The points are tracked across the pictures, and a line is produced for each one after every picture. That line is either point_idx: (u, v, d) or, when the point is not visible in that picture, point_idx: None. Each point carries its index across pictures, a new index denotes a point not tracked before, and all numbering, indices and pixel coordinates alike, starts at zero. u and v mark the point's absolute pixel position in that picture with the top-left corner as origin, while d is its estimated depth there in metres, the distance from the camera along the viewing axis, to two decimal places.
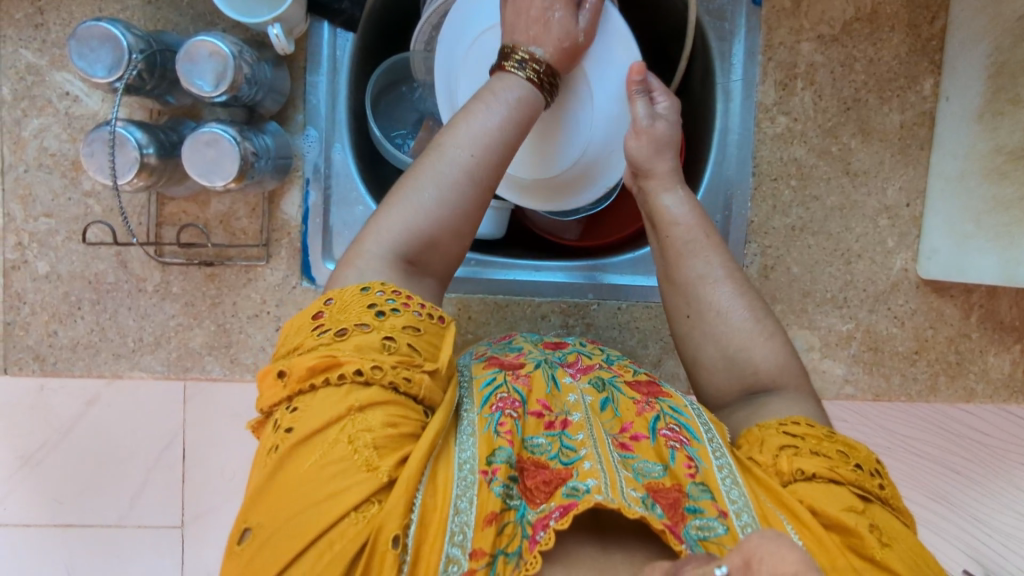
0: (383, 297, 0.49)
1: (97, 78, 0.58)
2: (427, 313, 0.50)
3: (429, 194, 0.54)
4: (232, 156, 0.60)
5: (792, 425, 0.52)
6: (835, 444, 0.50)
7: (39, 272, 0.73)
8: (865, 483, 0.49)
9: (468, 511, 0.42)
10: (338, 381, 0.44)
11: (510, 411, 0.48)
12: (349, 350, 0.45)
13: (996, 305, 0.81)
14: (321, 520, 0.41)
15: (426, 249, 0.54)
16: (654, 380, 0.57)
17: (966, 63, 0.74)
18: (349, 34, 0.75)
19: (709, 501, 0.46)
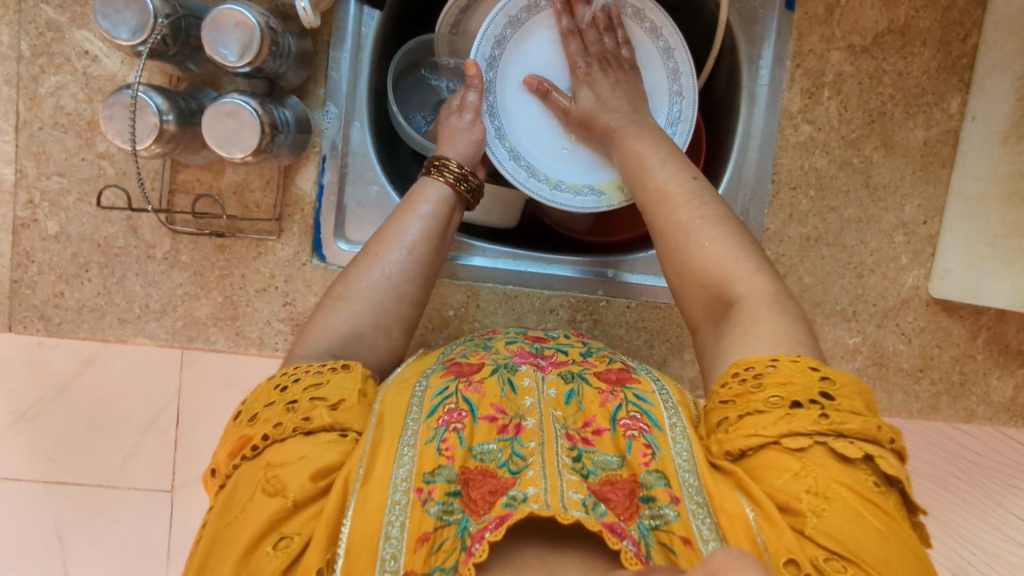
0: (289, 374, 0.52)
1: (121, 40, 0.57)
2: (330, 366, 0.52)
3: (343, 302, 0.58)
4: (252, 128, 0.60)
5: (728, 386, 0.51)
6: (765, 394, 0.49)
7: (49, 232, 0.72)
8: (802, 426, 0.47)
9: (400, 537, 0.42)
10: (252, 451, 0.48)
11: (454, 425, 0.49)
12: (258, 424, 0.49)
13: (1005, 328, 0.81)
14: (243, 554, 0.43)
15: (355, 343, 0.57)
16: (626, 367, 0.57)
17: (996, 83, 0.74)
18: (375, 12, 0.75)
19: (662, 488, 0.46)
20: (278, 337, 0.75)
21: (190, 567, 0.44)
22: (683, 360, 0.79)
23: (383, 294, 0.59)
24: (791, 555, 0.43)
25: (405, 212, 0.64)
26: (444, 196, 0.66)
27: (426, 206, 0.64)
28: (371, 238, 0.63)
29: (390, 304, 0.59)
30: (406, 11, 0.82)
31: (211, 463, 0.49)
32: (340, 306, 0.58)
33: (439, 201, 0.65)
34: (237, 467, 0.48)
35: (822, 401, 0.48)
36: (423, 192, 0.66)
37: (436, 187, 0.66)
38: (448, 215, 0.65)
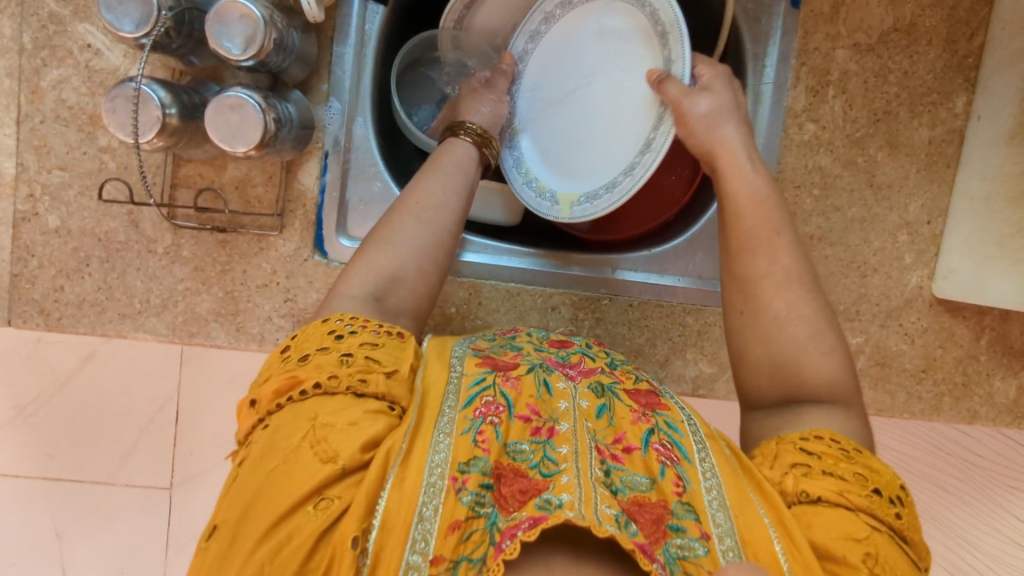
0: (343, 323, 0.52)
1: (124, 32, 0.56)
2: (385, 331, 0.52)
3: (386, 244, 0.58)
4: (255, 122, 0.59)
5: (811, 441, 0.52)
6: (853, 467, 0.50)
7: (49, 226, 0.72)
8: (880, 512, 0.48)
9: (432, 520, 0.42)
10: (300, 395, 0.47)
11: (492, 419, 0.49)
12: (310, 369, 0.48)
13: (1008, 329, 0.81)
14: (282, 509, 0.42)
15: (393, 286, 0.57)
16: (654, 390, 0.57)
17: (1002, 83, 0.73)
18: (379, 7, 0.74)
19: (692, 522, 0.46)
20: (279, 333, 0.75)
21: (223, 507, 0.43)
22: (686, 359, 0.79)
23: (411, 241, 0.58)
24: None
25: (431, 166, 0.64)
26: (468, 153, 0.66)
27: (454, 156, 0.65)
28: (398, 193, 0.62)
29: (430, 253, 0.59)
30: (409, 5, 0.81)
31: (251, 394, 0.48)
32: (385, 249, 0.58)
33: (466, 154, 0.66)
34: (283, 407, 0.47)
35: (899, 504, 0.49)
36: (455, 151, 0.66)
37: (465, 147, 0.66)
38: (472, 169, 0.66)
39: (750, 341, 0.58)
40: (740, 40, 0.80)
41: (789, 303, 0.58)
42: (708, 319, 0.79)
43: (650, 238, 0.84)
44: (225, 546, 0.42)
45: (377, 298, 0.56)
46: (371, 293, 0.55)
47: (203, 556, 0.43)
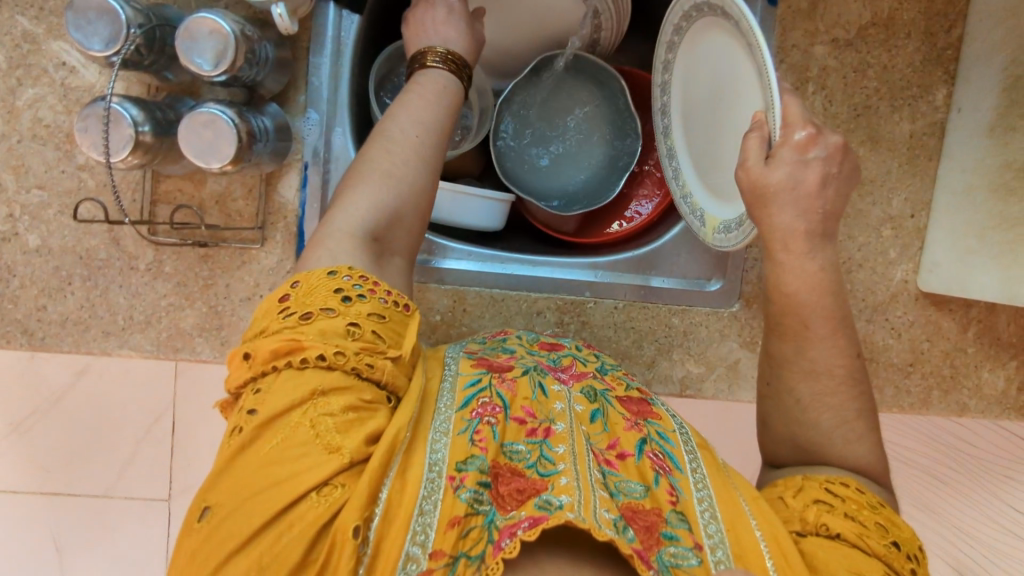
0: (350, 282, 0.47)
1: (93, 52, 0.56)
2: (393, 301, 0.49)
3: (384, 183, 0.54)
4: (229, 137, 0.59)
5: (837, 485, 0.51)
6: (876, 516, 0.49)
7: (30, 245, 0.72)
8: (896, 563, 0.47)
9: (431, 513, 0.42)
10: (301, 364, 0.44)
11: (488, 419, 0.48)
12: (312, 334, 0.45)
13: (995, 320, 0.81)
14: (284, 496, 0.40)
15: (392, 227, 0.54)
16: (645, 398, 0.57)
17: (981, 74, 0.73)
18: (354, 16, 0.74)
19: (686, 531, 0.47)
20: None
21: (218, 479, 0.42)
22: (673, 360, 0.79)
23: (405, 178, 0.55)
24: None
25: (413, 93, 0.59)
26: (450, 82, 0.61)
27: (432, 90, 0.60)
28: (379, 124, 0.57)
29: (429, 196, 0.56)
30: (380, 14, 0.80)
31: (247, 348, 0.45)
32: (383, 187, 0.54)
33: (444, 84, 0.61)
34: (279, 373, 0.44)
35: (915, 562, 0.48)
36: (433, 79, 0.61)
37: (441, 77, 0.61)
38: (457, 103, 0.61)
39: (788, 386, 0.56)
40: None
41: (832, 360, 0.55)
42: (694, 319, 0.79)
43: (635, 240, 0.83)
44: (218, 521, 0.40)
45: (377, 239, 0.53)
46: (370, 233, 0.52)
47: (194, 535, 0.41)
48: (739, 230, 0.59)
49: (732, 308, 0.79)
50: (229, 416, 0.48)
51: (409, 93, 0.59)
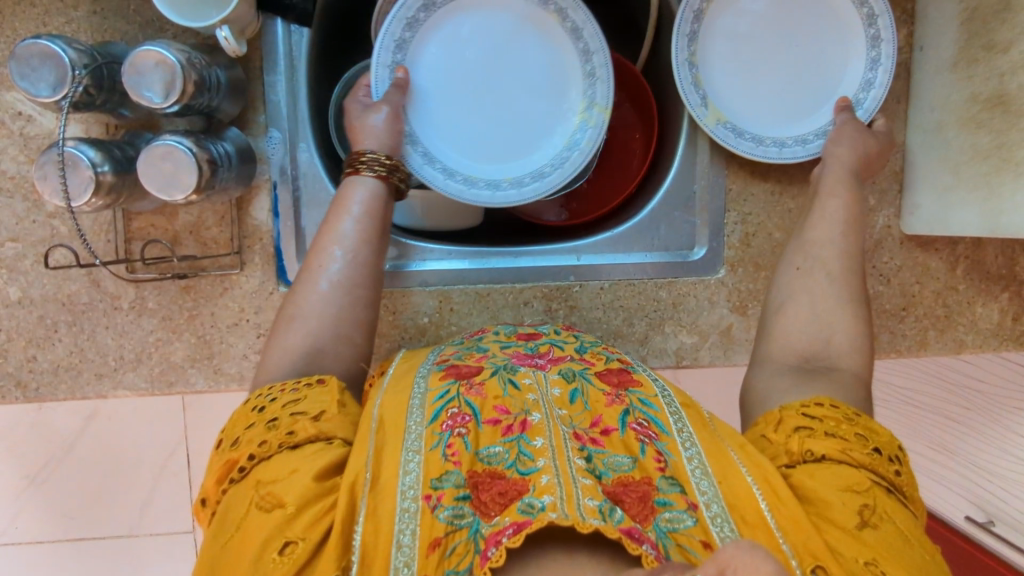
0: (263, 395, 0.52)
1: (42, 98, 0.56)
2: (304, 382, 0.52)
3: (309, 310, 0.58)
4: (187, 167, 0.59)
5: (813, 407, 0.53)
6: (854, 427, 0.51)
7: (12, 298, 0.72)
8: (880, 469, 0.49)
9: (411, 546, 0.42)
10: (240, 471, 0.47)
11: (459, 429, 0.48)
12: (240, 447, 0.48)
13: (983, 254, 0.80)
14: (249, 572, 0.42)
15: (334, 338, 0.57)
16: (625, 367, 0.57)
17: (939, 10, 0.72)
18: (303, 29, 0.73)
19: (679, 494, 0.47)
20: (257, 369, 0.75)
21: None
22: (666, 333, 0.79)
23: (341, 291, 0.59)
24: (819, 561, 0.44)
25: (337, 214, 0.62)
26: (376, 189, 0.63)
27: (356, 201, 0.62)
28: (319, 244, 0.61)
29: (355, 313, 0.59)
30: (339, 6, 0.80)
31: (200, 494, 0.49)
32: (297, 327, 0.57)
33: (371, 194, 0.63)
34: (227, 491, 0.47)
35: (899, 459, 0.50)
36: (356, 196, 0.63)
37: (365, 184, 0.63)
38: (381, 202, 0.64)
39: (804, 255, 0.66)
40: (670, 8, 0.79)
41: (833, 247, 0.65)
42: (681, 290, 0.78)
43: (613, 218, 0.83)
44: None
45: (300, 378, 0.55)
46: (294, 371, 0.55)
47: None
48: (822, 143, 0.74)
49: (718, 275, 0.79)
50: None
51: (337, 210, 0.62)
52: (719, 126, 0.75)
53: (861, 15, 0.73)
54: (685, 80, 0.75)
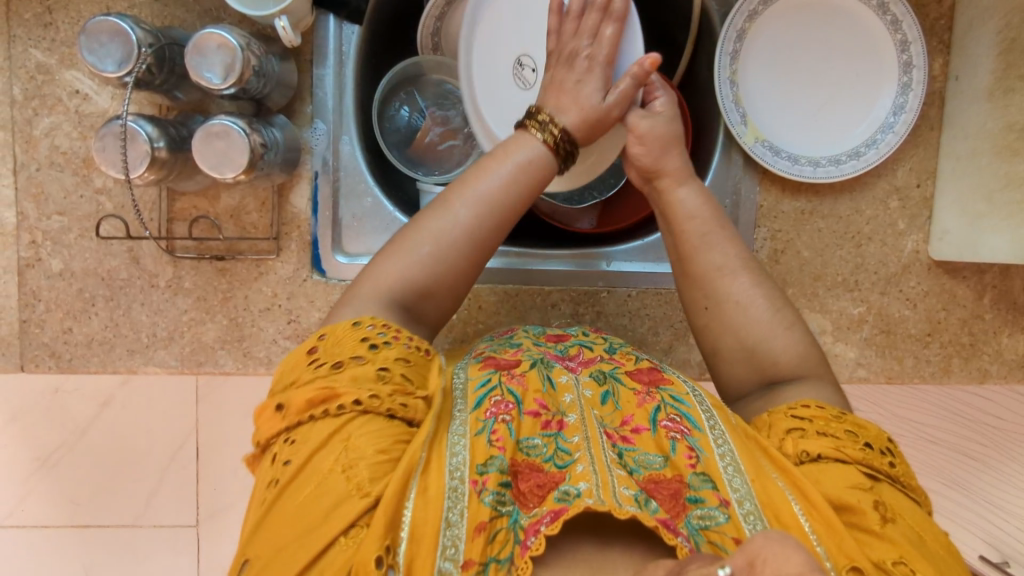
0: (375, 331, 0.51)
1: (107, 73, 0.58)
2: (415, 347, 0.52)
3: (425, 247, 0.56)
4: (241, 147, 0.61)
5: (801, 409, 0.54)
6: (843, 425, 0.52)
7: (53, 270, 0.73)
8: (874, 462, 0.50)
9: (459, 524, 0.43)
10: (337, 410, 0.47)
11: (504, 416, 0.50)
12: (345, 381, 0.48)
13: (1011, 285, 0.80)
14: (315, 546, 0.42)
15: (423, 298, 0.56)
16: (655, 367, 0.58)
17: (977, 40, 0.73)
18: (355, 26, 0.76)
19: (710, 491, 0.48)
20: (285, 354, 0.76)
21: (259, 538, 0.44)
22: (690, 344, 0.79)
23: (444, 252, 0.56)
24: (854, 562, 0.45)
25: (492, 158, 0.59)
26: (545, 159, 0.60)
27: (520, 151, 0.59)
28: (449, 189, 0.59)
29: (472, 270, 0.58)
30: (390, 4, 0.81)
31: (281, 400, 0.48)
32: (397, 263, 0.56)
33: (534, 155, 0.60)
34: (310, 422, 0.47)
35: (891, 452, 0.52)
36: (525, 151, 0.59)
37: (533, 143, 0.60)
38: (546, 176, 0.60)
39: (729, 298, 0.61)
40: (711, 25, 0.81)
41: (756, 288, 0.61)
42: None
43: (642, 228, 0.84)
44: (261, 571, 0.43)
45: (406, 309, 0.56)
46: (398, 301, 0.55)
47: None
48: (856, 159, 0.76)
49: None
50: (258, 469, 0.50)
51: (489, 158, 0.60)
52: (758, 145, 0.77)
53: (894, 41, 0.75)
54: (727, 98, 0.77)
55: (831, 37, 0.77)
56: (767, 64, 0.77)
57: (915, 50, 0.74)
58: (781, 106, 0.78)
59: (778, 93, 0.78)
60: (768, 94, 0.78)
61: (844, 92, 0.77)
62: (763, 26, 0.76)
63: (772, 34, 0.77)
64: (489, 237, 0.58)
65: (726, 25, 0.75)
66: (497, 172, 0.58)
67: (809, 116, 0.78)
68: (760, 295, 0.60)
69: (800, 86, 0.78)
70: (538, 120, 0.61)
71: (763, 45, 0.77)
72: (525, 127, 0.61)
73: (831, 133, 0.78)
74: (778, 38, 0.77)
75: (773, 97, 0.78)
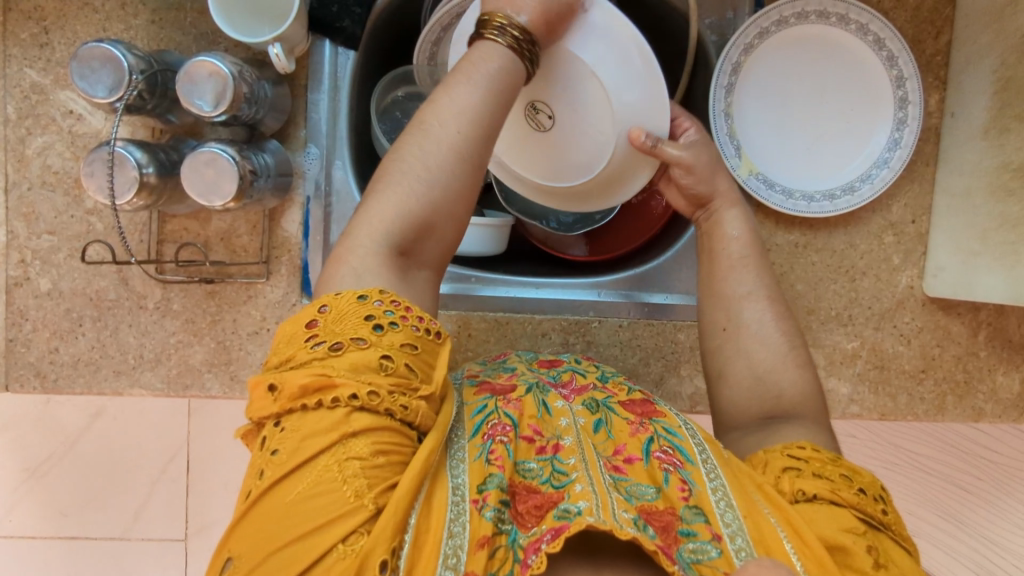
0: (382, 308, 0.45)
1: (98, 98, 0.58)
2: (425, 328, 0.46)
3: (417, 176, 0.49)
4: (230, 175, 0.60)
5: (796, 450, 0.53)
6: (838, 468, 0.51)
7: (41, 289, 0.73)
8: (868, 508, 0.49)
9: (461, 535, 0.43)
10: (332, 403, 0.42)
11: (501, 437, 0.49)
12: (344, 369, 0.43)
13: (1005, 323, 0.79)
14: (307, 551, 0.39)
15: (422, 237, 0.50)
16: (648, 399, 0.58)
17: (972, 78, 0.73)
18: (350, 52, 0.75)
19: (703, 524, 0.47)
20: None
21: (244, 534, 0.41)
22: (680, 376, 0.78)
23: (438, 176, 0.49)
24: None
25: (458, 73, 0.50)
26: (516, 68, 0.51)
27: (485, 62, 0.50)
28: (423, 110, 0.50)
29: (469, 190, 0.51)
30: (388, 29, 0.82)
31: (273, 379, 0.43)
32: (396, 196, 0.48)
33: (503, 65, 0.50)
34: (303, 411, 0.42)
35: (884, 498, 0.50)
36: (484, 58, 0.50)
37: (497, 50, 0.50)
38: (517, 82, 0.51)
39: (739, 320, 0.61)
40: (708, 56, 0.81)
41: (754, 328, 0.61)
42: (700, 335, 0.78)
43: (635, 257, 0.84)
44: (245, 572, 0.39)
45: (403, 252, 0.49)
46: (396, 246, 0.49)
47: None
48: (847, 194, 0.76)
49: None
50: (250, 445, 0.46)
51: (455, 72, 0.50)
52: (751, 177, 0.77)
53: (890, 77, 0.75)
54: (720, 130, 0.77)
55: (825, 60, 0.77)
56: (764, 89, 0.77)
57: (911, 86, 0.74)
58: (771, 127, 0.78)
59: (771, 114, 0.78)
60: (760, 118, 0.78)
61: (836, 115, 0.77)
62: (758, 59, 0.77)
63: (770, 59, 0.77)
64: (483, 157, 0.51)
65: (721, 58, 0.75)
66: (471, 85, 0.49)
67: (798, 136, 0.78)
68: (780, 328, 0.60)
69: (792, 108, 0.78)
70: (494, 24, 0.51)
71: (759, 65, 0.77)
72: (480, 37, 0.51)
73: (825, 168, 0.78)
74: (776, 62, 0.77)
75: (767, 130, 0.78)
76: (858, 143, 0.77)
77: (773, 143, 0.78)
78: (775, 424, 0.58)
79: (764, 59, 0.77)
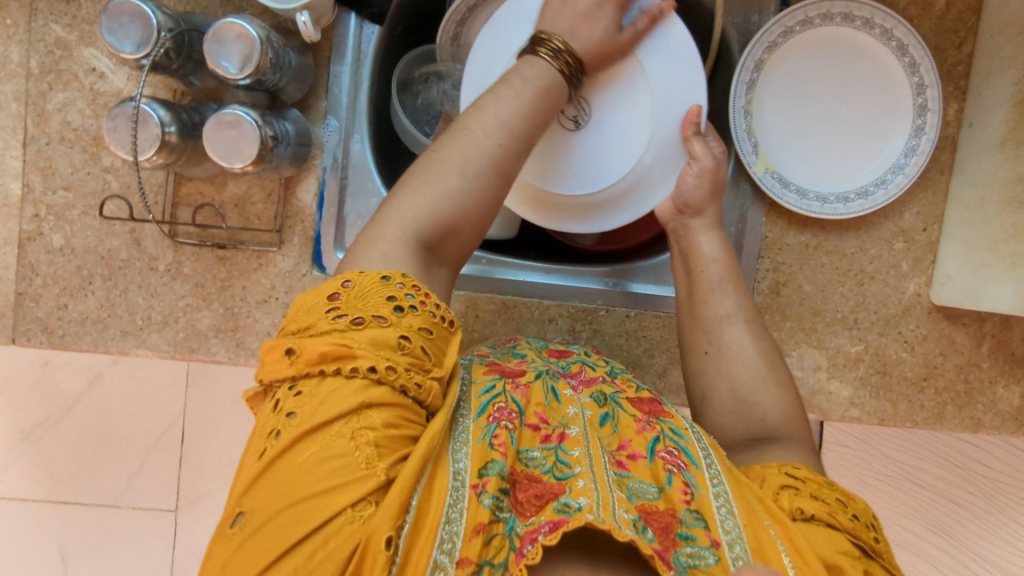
0: (404, 291, 0.47)
1: (125, 54, 0.58)
2: (441, 316, 0.48)
3: (454, 178, 0.52)
4: (251, 139, 0.61)
5: (794, 470, 0.55)
6: (834, 492, 0.52)
7: (54, 245, 0.73)
8: (862, 534, 0.50)
9: (458, 521, 0.43)
10: (350, 373, 0.43)
11: (506, 423, 0.49)
12: (363, 342, 0.43)
13: (1010, 336, 0.79)
14: (315, 520, 0.39)
15: (447, 238, 0.53)
16: (656, 399, 0.58)
17: (992, 90, 0.74)
18: (376, 27, 0.76)
19: (702, 530, 0.47)
20: None
21: (255, 495, 0.41)
22: None
23: (471, 181, 0.53)
24: None
25: (508, 84, 0.56)
26: (557, 81, 0.57)
27: (538, 78, 0.56)
28: (464, 117, 0.55)
29: (498, 192, 0.55)
30: (412, 8, 0.82)
31: (293, 344, 0.44)
32: (427, 197, 0.52)
33: (551, 83, 0.57)
34: (321, 375, 0.43)
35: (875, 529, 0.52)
36: (538, 71, 0.57)
37: (547, 69, 0.57)
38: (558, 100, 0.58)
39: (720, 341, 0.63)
40: (730, 51, 0.82)
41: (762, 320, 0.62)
42: None
43: (645, 249, 0.85)
44: (251, 530, 0.40)
45: (429, 247, 0.52)
46: (423, 241, 0.52)
47: (224, 542, 0.41)
48: (861, 199, 0.76)
49: None
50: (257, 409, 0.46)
51: (505, 84, 0.56)
52: (767, 176, 0.77)
53: (911, 83, 0.75)
54: (739, 126, 0.77)
55: (852, 70, 0.77)
56: (796, 76, 0.78)
57: (931, 92, 0.74)
58: (790, 131, 0.78)
59: (799, 113, 0.78)
60: (778, 121, 0.78)
61: (862, 115, 0.77)
62: (780, 58, 0.77)
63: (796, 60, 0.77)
64: (513, 168, 0.55)
65: (744, 55, 0.76)
66: (519, 95, 0.55)
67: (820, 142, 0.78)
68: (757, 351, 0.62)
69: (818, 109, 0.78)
70: (549, 46, 0.58)
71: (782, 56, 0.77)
72: (535, 52, 0.58)
73: (840, 172, 0.78)
74: (807, 58, 0.77)
75: (786, 130, 0.78)
76: (874, 147, 0.77)
77: (792, 135, 0.78)
78: (760, 444, 0.60)
79: (785, 57, 0.77)
